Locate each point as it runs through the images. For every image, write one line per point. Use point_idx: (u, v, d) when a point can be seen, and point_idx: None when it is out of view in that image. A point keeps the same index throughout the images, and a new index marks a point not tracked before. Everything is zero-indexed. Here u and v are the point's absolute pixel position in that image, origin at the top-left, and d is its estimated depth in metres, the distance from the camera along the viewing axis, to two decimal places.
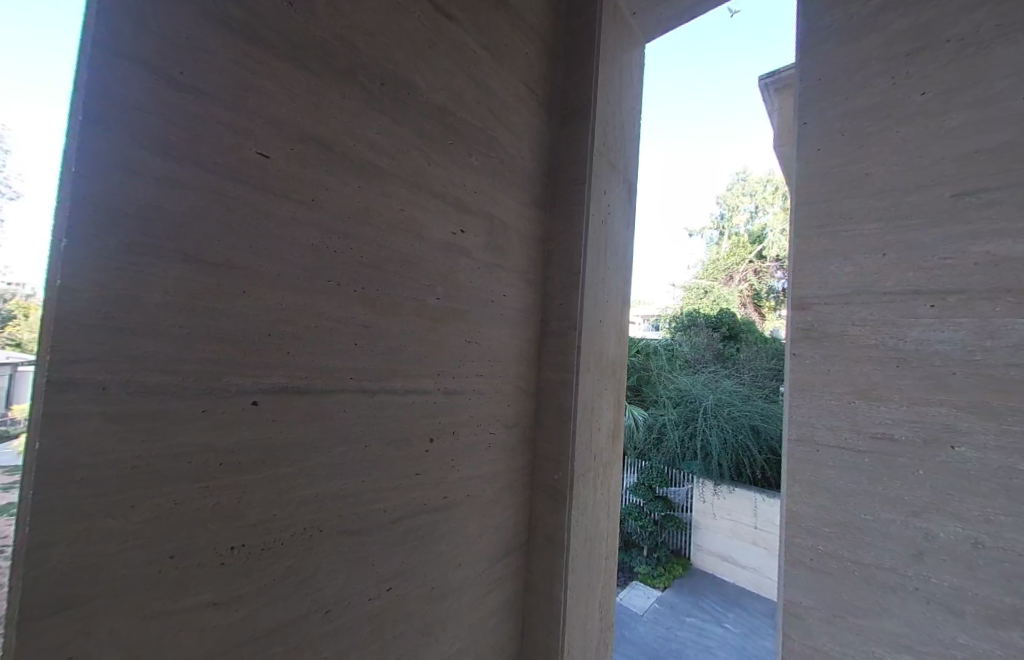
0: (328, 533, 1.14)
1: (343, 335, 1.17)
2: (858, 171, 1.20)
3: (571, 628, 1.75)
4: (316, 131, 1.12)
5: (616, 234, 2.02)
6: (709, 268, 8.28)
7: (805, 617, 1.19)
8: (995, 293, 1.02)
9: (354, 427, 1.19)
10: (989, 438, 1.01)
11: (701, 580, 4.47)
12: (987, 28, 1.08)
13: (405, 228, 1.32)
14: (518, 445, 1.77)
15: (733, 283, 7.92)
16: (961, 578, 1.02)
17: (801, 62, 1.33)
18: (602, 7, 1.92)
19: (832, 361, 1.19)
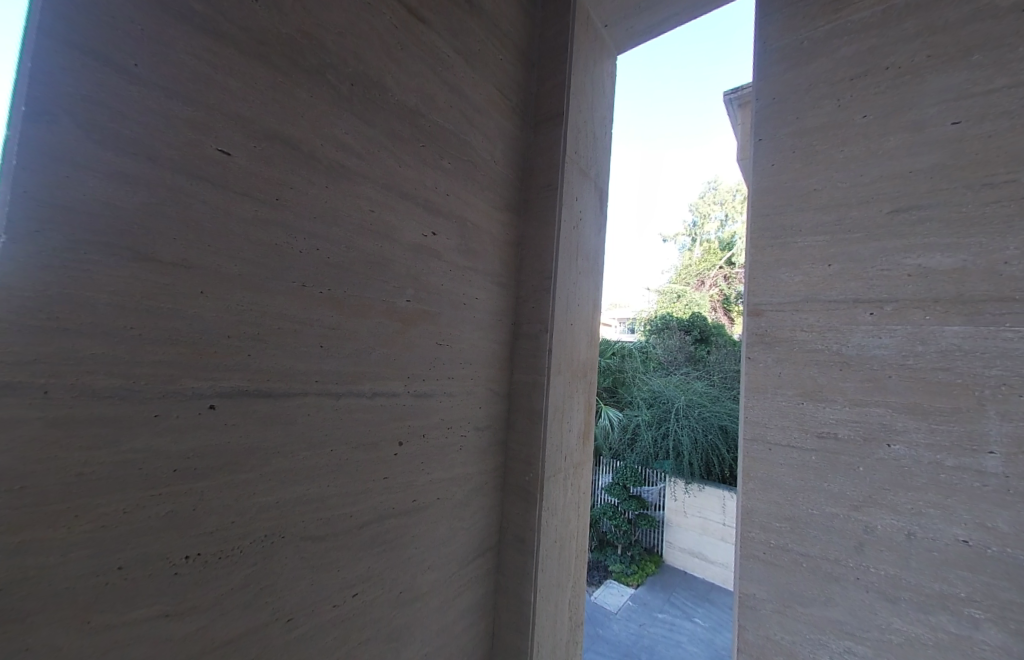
0: (291, 539, 1.12)
1: (309, 337, 1.15)
2: (808, 186, 1.28)
3: (541, 628, 1.76)
4: (282, 130, 1.10)
5: (587, 240, 2.06)
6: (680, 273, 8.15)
7: (758, 608, 1.25)
8: (925, 302, 1.11)
9: (319, 431, 1.18)
10: (921, 436, 1.09)
11: (672, 577, 4.60)
12: (920, 58, 1.17)
13: (374, 229, 1.31)
14: (489, 447, 1.78)
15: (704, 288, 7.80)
16: (896, 567, 1.09)
17: (758, 80, 1.41)
18: (574, 16, 1.96)
19: (782, 364, 1.27)
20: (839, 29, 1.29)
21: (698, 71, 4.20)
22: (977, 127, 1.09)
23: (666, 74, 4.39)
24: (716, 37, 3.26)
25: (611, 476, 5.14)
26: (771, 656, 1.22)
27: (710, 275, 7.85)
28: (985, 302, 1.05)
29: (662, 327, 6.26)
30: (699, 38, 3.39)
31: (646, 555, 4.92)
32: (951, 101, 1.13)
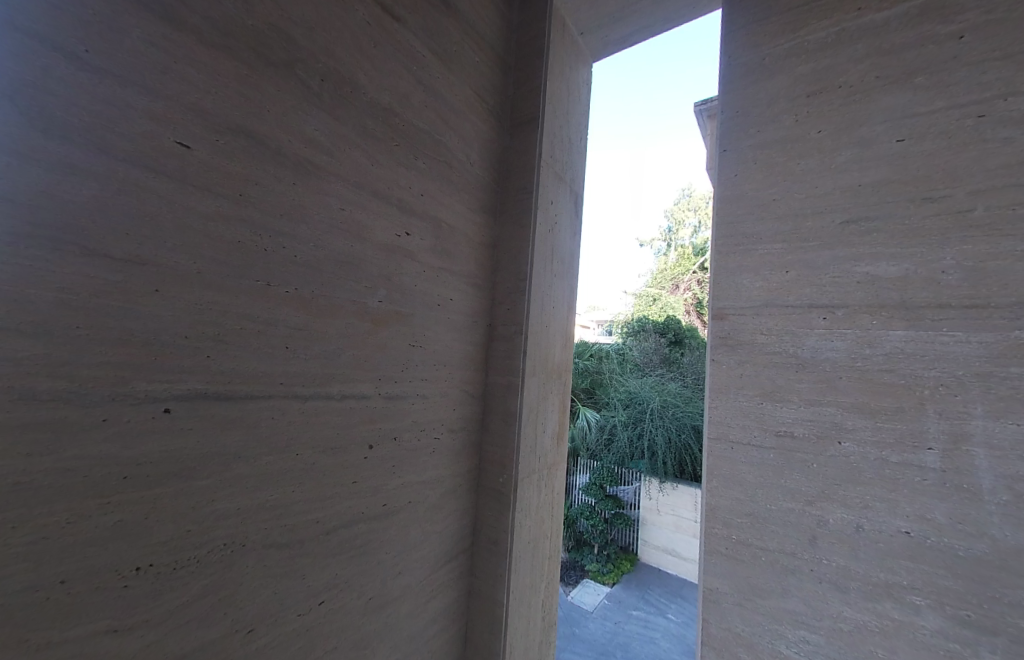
0: (253, 547, 1.08)
1: (273, 338, 1.12)
2: (768, 196, 1.34)
3: (513, 629, 1.77)
4: (246, 124, 1.07)
5: (562, 243, 2.09)
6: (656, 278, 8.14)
7: (720, 602, 1.29)
8: (872, 308, 1.18)
9: (284, 435, 1.14)
10: (868, 433, 1.16)
11: (646, 575, 4.69)
12: (870, 79, 1.25)
13: (345, 228, 1.28)
14: (463, 449, 1.77)
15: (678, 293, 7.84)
16: (846, 558, 1.15)
17: (723, 93, 1.46)
18: (550, 22, 1.98)
19: (744, 366, 1.32)
20: (798, 48, 1.36)
21: (674, 82, 4.31)
22: (919, 145, 1.17)
23: (644, 84, 4.49)
24: (692, 49, 3.36)
25: (589, 476, 5.21)
26: (733, 647, 1.27)
27: (684, 280, 7.93)
28: (925, 308, 1.12)
29: (637, 330, 6.16)
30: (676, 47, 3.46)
31: (622, 554, 5.00)
32: (897, 120, 1.20)
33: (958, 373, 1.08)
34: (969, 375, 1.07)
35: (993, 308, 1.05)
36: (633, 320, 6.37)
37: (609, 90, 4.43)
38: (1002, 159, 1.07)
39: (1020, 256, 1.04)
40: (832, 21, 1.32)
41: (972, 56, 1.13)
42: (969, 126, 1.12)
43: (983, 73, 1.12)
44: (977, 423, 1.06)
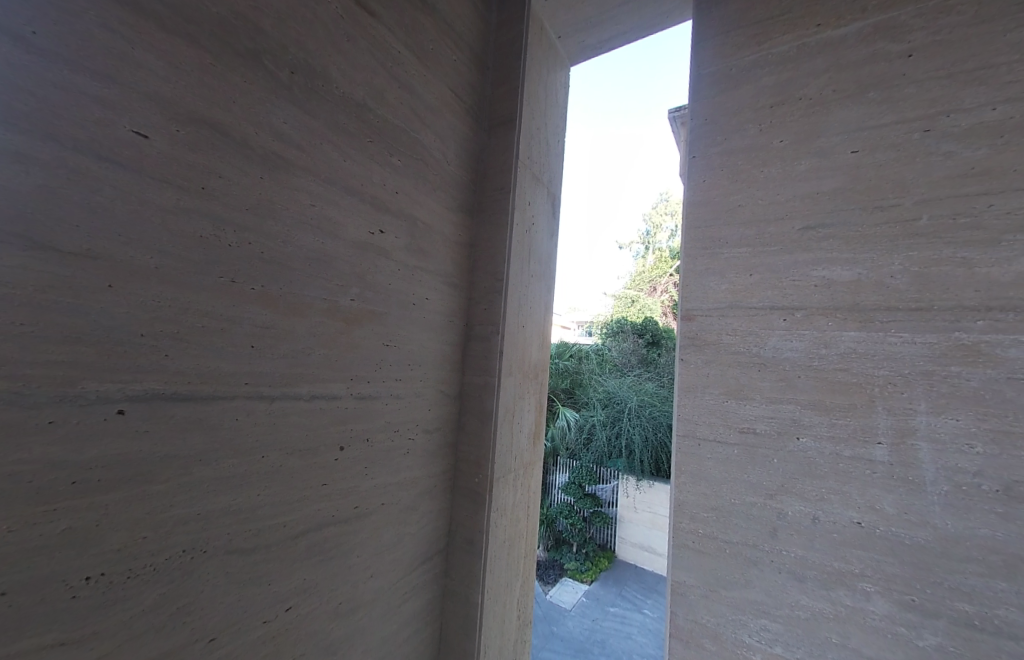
0: (215, 552, 1.05)
1: (238, 336, 1.08)
2: (734, 202, 1.39)
3: (488, 629, 1.77)
4: (210, 115, 1.03)
5: (539, 244, 2.10)
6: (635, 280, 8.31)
7: (687, 594, 1.33)
8: (828, 310, 1.24)
9: (249, 437, 1.11)
10: (824, 429, 1.21)
11: (623, 572, 4.78)
12: (828, 92, 1.31)
13: (315, 225, 1.26)
14: (438, 449, 1.76)
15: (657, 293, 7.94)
16: (804, 549, 1.21)
17: (693, 102, 1.51)
18: (528, 24, 1.99)
19: (710, 365, 1.37)
20: (763, 60, 1.41)
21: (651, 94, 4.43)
22: (871, 157, 1.23)
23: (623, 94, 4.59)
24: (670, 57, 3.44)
25: (568, 476, 5.27)
26: (699, 638, 1.31)
27: (662, 282, 8.04)
28: (875, 310, 1.19)
29: (617, 329, 6.10)
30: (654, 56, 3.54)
31: (600, 551, 5.07)
32: (852, 131, 1.26)
33: (904, 372, 1.14)
34: (914, 374, 1.13)
35: (936, 310, 1.12)
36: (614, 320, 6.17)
37: (590, 97, 4.50)
38: (945, 172, 1.15)
39: (959, 263, 1.11)
40: (794, 36, 1.38)
41: (919, 74, 1.20)
42: (916, 140, 1.19)
43: (929, 91, 1.19)
44: (920, 418, 1.12)
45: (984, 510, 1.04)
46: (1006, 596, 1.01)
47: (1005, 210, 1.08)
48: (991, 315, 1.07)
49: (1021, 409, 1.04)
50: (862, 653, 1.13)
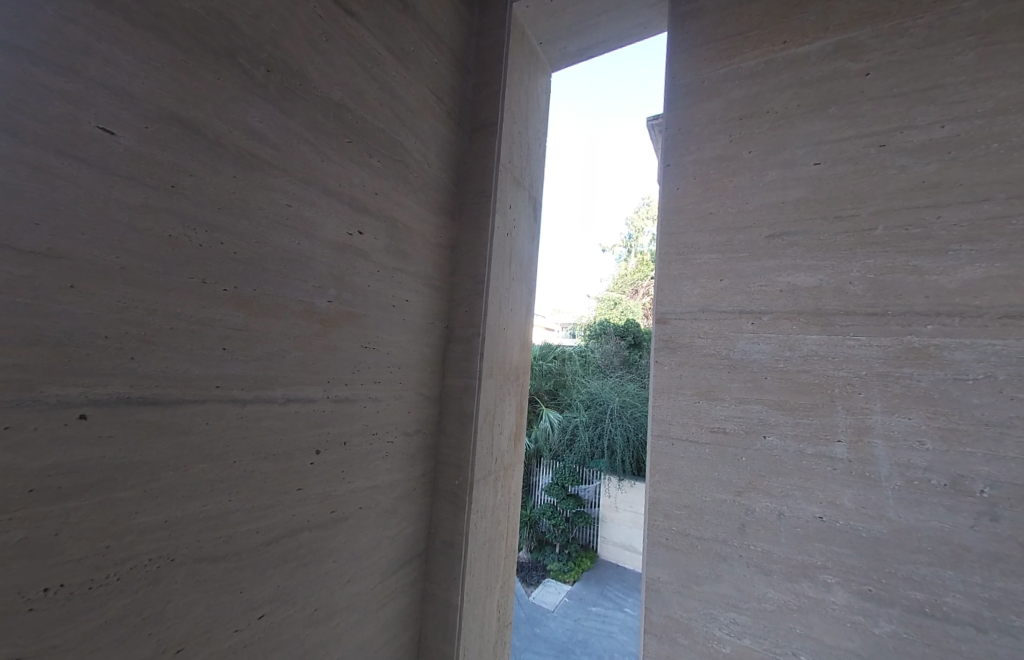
0: (183, 561, 1.02)
1: (208, 338, 1.06)
2: (706, 209, 1.44)
3: (467, 632, 1.76)
4: (180, 111, 1.01)
5: (520, 247, 2.12)
6: (618, 283, 8.44)
7: (661, 590, 1.37)
8: (793, 314, 1.29)
9: (220, 441, 1.09)
10: (789, 428, 1.27)
11: (605, 571, 4.85)
12: (792, 106, 1.37)
13: (291, 225, 1.24)
14: (418, 452, 1.75)
15: (639, 296, 8.12)
16: (770, 543, 1.25)
17: (667, 112, 1.56)
18: (509, 29, 2.01)
19: (683, 367, 1.41)
20: (733, 73, 1.47)
21: (632, 102, 4.53)
22: (832, 169, 1.30)
23: (605, 102, 4.69)
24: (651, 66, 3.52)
25: (551, 477, 5.32)
26: (673, 633, 1.34)
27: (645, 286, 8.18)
28: (835, 315, 1.25)
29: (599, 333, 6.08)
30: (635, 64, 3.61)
31: (582, 552, 5.12)
32: (815, 144, 1.33)
33: (862, 373, 1.20)
34: (871, 375, 1.20)
35: (890, 315, 1.19)
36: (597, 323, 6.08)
37: (575, 103, 4.55)
38: (898, 185, 1.22)
39: (912, 270, 1.17)
40: (762, 51, 1.43)
41: (875, 92, 1.27)
42: (873, 154, 1.26)
43: (884, 108, 1.26)
44: (876, 417, 1.18)
45: (933, 503, 1.11)
46: (953, 584, 1.07)
47: (951, 221, 1.15)
48: (939, 319, 1.14)
49: (966, 408, 1.10)
50: (824, 643, 1.18)
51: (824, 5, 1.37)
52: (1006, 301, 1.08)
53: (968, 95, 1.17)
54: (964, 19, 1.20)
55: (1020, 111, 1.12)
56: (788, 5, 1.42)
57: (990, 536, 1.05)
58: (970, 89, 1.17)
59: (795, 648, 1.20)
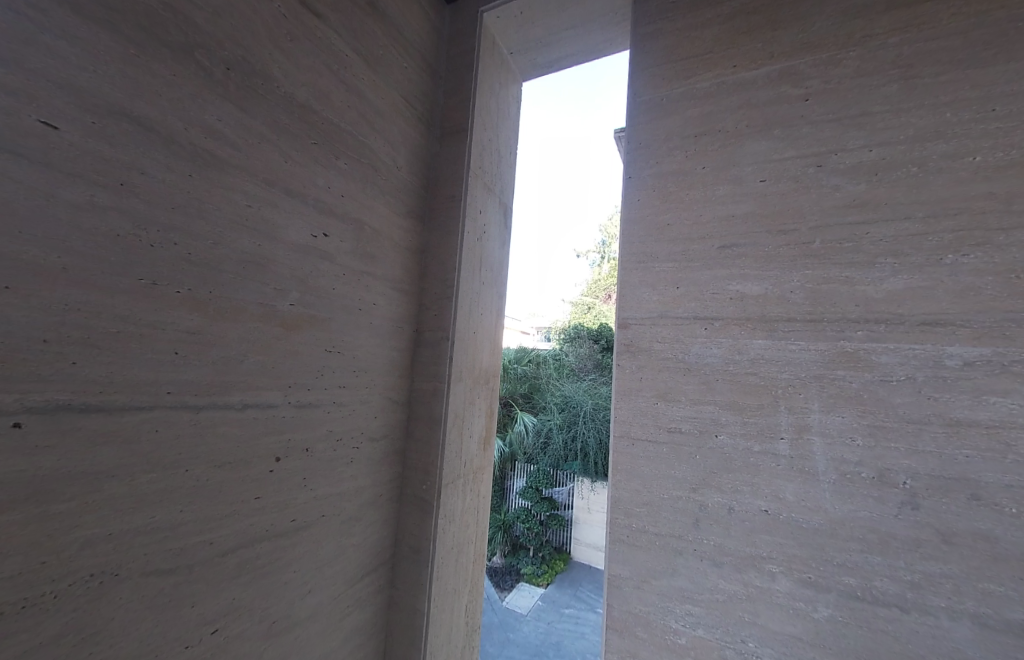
0: (128, 575, 0.98)
1: (159, 342, 1.02)
2: (664, 220, 1.52)
3: (434, 638, 1.75)
4: (131, 107, 0.98)
5: (489, 252, 2.14)
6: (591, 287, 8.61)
7: (621, 586, 1.42)
8: (741, 321, 1.38)
9: (171, 450, 1.05)
10: (737, 427, 1.35)
11: (578, 573, 4.96)
12: (741, 126, 1.47)
13: (251, 226, 1.21)
14: (385, 458, 1.74)
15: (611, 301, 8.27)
16: (721, 536, 1.33)
17: (630, 126, 1.63)
18: (480, 38, 2.04)
19: (643, 370, 1.48)
20: (689, 93, 1.56)
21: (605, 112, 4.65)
22: (775, 185, 1.39)
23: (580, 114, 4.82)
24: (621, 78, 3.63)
25: (525, 481, 5.37)
26: (633, 627, 1.39)
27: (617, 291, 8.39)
28: (778, 321, 1.34)
29: (574, 334, 6.01)
30: (606, 71, 3.67)
31: (556, 555, 5.22)
32: (762, 162, 1.42)
33: (802, 375, 1.30)
34: (810, 377, 1.29)
35: (826, 321, 1.29)
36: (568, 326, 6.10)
37: (552, 113, 4.67)
38: (833, 202, 1.32)
39: (844, 281, 1.28)
40: (715, 74, 1.53)
41: (814, 116, 1.38)
42: (811, 173, 1.36)
43: (822, 131, 1.37)
44: (814, 416, 1.28)
45: (863, 494, 1.20)
46: (881, 569, 1.17)
47: (878, 237, 1.26)
48: (868, 326, 1.25)
49: (891, 407, 1.21)
50: (769, 629, 1.25)
51: (769, 34, 1.48)
52: (924, 309, 1.20)
53: (893, 122, 1.29)
54: (889, 54, 1.33)
55: (934, 139, 1.24)
56: (739, 32, 1.52)
57: (911, 523, 1.15)
58: (893, 118, 1.29)
59: (744, 636, 1.27)
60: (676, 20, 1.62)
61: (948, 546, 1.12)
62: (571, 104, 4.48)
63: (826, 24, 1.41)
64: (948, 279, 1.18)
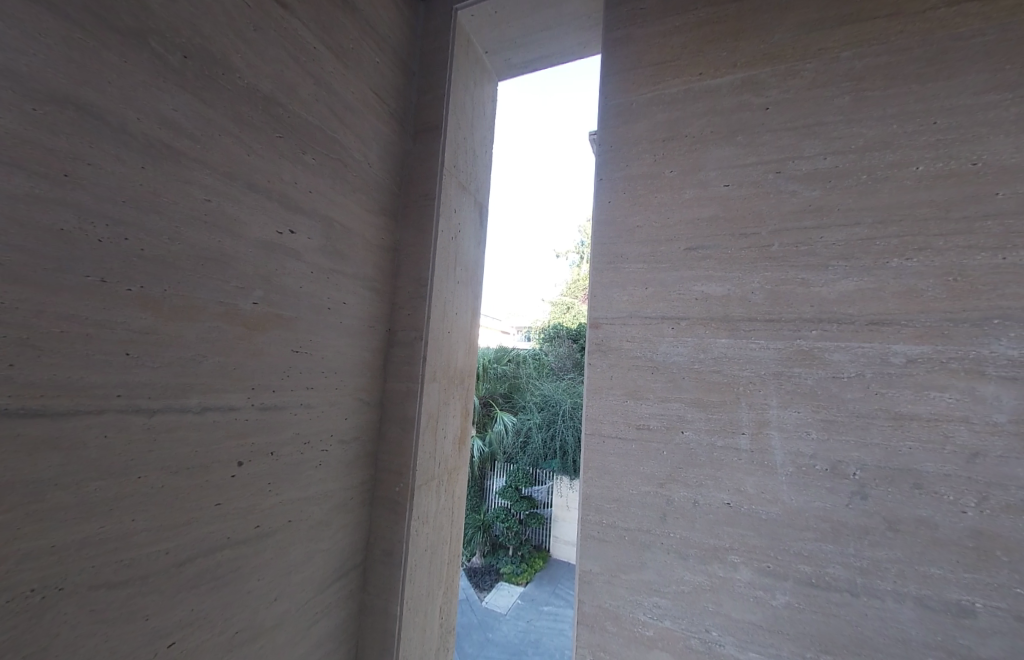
0: (75, 589, 0.92)
1: (108, 343, 0.97)
2: (634, 222, 1.55)
3: (407, 642, 1.73)
4: (75, 93, 0.92)
5: (464, 251, 2.12)
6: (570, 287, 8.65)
7: (592, 581, 1.44)
8: (706, 321, 1.43)
9: (123, 456, 0.99)
10: (702, 423, 1.39)
11: (557, 571, 5.05)
12: (707, 132, 1.51)
13: (210, 222, 1.16)
14: (356, 460, 1.70)
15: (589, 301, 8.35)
16: (686, 529, 1.37)
17: (601, 129, 1.65)
18: (454, 35, 2.02)
19: (613, 369, 1.51)
20: (657, 98, 1.59)
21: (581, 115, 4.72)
22: (738, 190, 1.45)
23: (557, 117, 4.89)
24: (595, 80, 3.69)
25: (504, 480, 5.39)
26: (602, 621, 1.42)
27: None
28: (740, 321, 1.39)
29: (553, 334, 5.87)
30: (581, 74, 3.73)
31: (535, 553, 5.30)
32: (725, 168, 1.47)
33: (762, 372, 1.35)
34: (769, 374, 1.34)
35: (783, 321, 1.35)
36: (546, 325, 6.12)
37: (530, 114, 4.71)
38: (791, 207, 1.38)
39: (800, 282, 1.34)
40: (682, 81, 1.57)
41: (773, 124, 1.44)
42: (770, 179, 1.42)
43: (780, 139, 1.43)
44: (773, 412, 1.33)
45: (817, 485, 1.27)
46: (833, 556, 1.23)
47: (831, 241, 1.33)
48: (821, 325, 1.31)
49: (843, 402, 1.27)
50: (731, 618, 1.30)
51: (732, 44, 1.53)
52: (872, 310, 1.27)
53: (845, 132, 1.36)
54: (841, 68, 1.40)
55: (882, 149, 1.32)
56: (704, 40, 1.57)
57: (861, 512, 1.22)
58: (846, 128, 1.36)
59: (708, 625, 1.32)
60: (646, 27, 1.66)
61: (893, 532, 1.19)
62: (548, 106, 4.54)
63: (786, 36, 1.47)
64: (893, 280, 1.26)
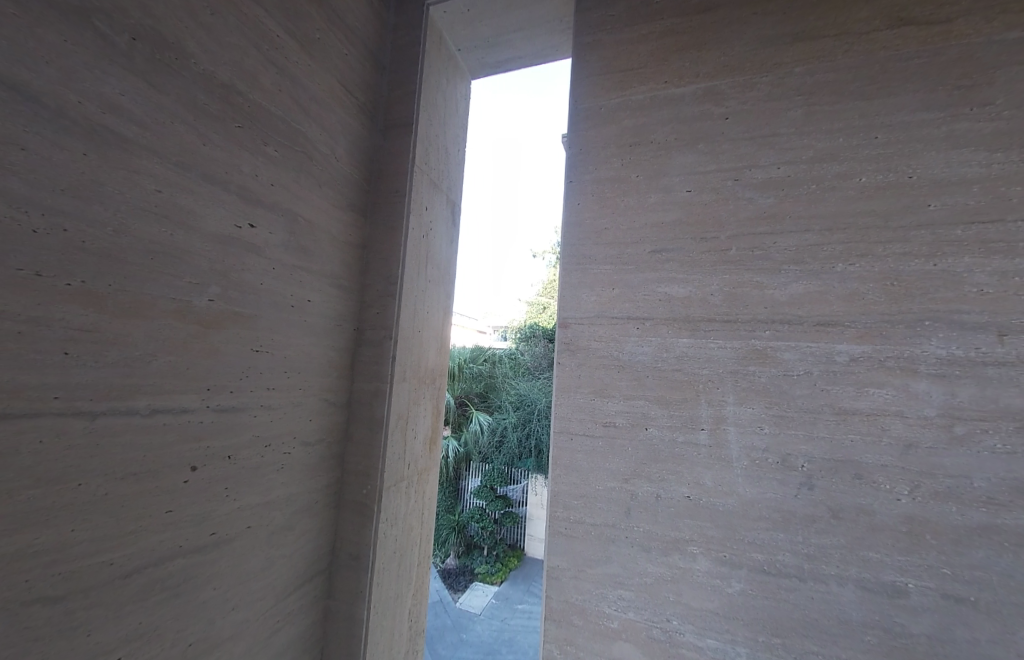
0: (7, 606, 0.86)
1: (45, 341, 0.90)
2: (602, 224, 1.59)
3: (374, 646, 1.71)
4: (6, 72, 0.85)
5: (434, 249, 2.10)
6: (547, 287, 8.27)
7: (559, 576, 1.47)
8: (669, 321, 1.47)
9: (61, 462, 0.93)
10: (665, 420, 1.44)
11: (532, 570, 5.10)
12: (671, 138, 1.56)
13: (162, 214, 1.11)
14: (320, 462, 1.66)
15: None
16: (649, 523, 1.41)
17: (571, 132, 1.68)
18: (425, 30, 1.99)
19: (581, 368, 1.54)
20: (624, 103, 1.63)
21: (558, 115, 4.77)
22: (699, 196, 1.50)
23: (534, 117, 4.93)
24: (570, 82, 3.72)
25: (479, 480, 5.40)
26: (569, 615, 1.44)
27: None
28: (700, 321, 1.45)
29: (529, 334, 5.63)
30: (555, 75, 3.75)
31: (510, 551, 5.33)
32: (688, 173, 1.53)
33: (720, 371, 1.41)
34: (726, 373, 1.41)
35: (740, 322, 1.41)
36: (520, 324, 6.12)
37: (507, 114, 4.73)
38: (747, 214, 1.45)
39: (756, 285, 1.41)
40: (649, 88, 1.62)
41: (732, 134, 1.51)
42: (729, 186, 1.48)
43: (738, 148, 1.49)
44: (729, 408, 1.39)
45: (770, 478, 1.33)
46: (784, 544, 1.30)
47: (784, 246, 1.40)
48: (774, 326, 1.38)
49: (793, 398, 1.35)
50: (690, 606, 1.35)
51: (696, 54, 1.59)
52: (819, 311, 1.35)
53: (798, 143, 1.44)
54: (796, 82, 1.48)
55: (830, 161, 1.40)
56: (670, 49, 1.62)
57: (808, 502, 1.30)
58: (799, 139, 1.44)
59: (669, 615, 1.36)
60: (615, 33, 1.69)
61: (837, 520, 1.27)
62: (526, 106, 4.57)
63: (746, 49, 1.54)
64: (838, 284, 1.34)
